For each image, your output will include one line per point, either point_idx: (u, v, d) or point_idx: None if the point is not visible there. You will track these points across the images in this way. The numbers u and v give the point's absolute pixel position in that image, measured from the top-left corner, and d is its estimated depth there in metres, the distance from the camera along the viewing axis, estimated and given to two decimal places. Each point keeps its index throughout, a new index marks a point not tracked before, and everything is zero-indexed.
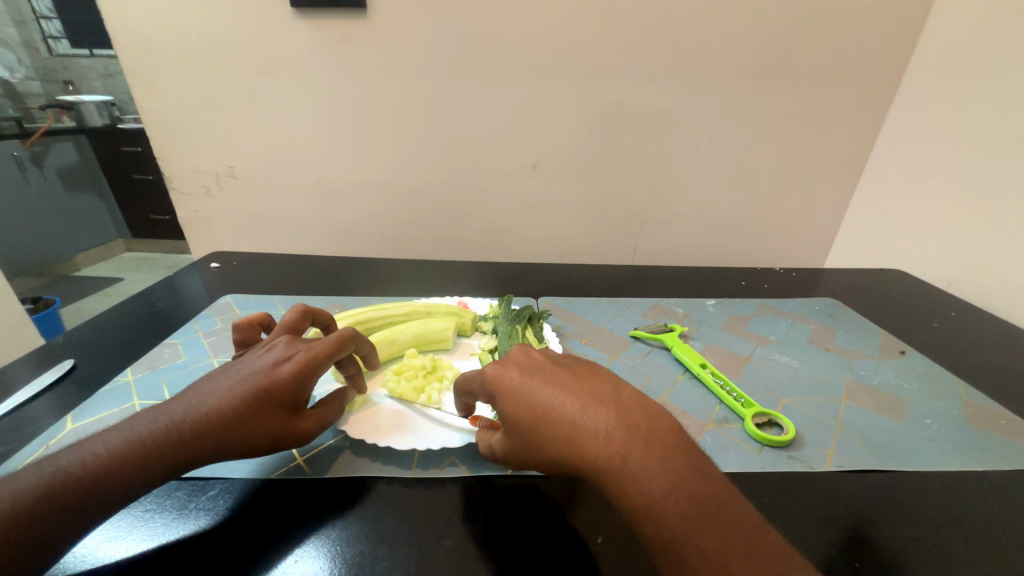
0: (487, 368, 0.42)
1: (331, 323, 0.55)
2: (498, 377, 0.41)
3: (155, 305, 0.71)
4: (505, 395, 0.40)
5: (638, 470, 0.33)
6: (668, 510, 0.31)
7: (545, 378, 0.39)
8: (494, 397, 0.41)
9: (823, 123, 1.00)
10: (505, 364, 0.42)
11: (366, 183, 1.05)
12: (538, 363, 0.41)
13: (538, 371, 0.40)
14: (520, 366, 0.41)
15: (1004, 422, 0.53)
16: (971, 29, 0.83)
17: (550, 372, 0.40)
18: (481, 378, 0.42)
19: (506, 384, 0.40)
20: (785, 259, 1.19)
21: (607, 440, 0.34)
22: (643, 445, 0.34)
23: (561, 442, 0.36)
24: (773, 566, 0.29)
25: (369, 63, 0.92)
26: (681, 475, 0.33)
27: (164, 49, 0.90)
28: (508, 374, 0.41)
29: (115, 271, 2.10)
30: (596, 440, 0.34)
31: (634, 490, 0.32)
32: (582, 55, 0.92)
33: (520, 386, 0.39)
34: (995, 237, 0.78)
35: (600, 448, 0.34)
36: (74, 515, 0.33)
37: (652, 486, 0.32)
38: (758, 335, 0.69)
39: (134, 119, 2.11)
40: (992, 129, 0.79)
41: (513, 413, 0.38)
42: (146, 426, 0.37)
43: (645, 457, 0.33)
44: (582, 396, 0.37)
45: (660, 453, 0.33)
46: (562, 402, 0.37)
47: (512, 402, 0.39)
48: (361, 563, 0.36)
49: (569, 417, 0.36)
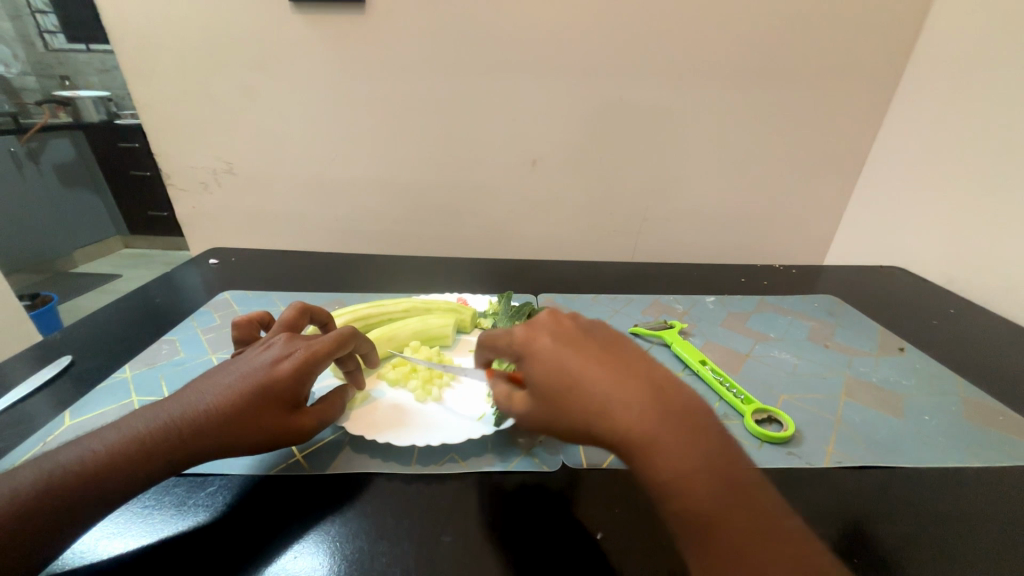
0: (517, 331, 0.42)
1: (329, 321, 0.55)
2: (528, 340, 0.41)
3: (152, 302, 0.71)
4: (536, 359, 0.39)
5: (668, 445, 0.33)
6: (695, 485, 0.32)
7: (577, 348, 0.39)
8: (523, 359, 0.40)
9: (824, 119, 1.00)
10: (535, 331, 0.41)
11: (365, 179, 1.04)
12: (568, 332, 0.41)
13: (569, 340, 0.40)
14: (551, 333, 0.41)
15: (1002, 418, 0.54)
16: (972, 26, 0.82)
17: (581, 342, 0.40)
18: (509, 340, 0.42)
19: (537, 349, 0.40)
20: (784, 257, 1.19)
21: (639, 413, 0.34)
22: (673, 423, 0.34)
23: (590, 411, 0.35)
24: (793, 543, 0.30)
25: (367, 58, 0.91)
26: (707, 453, 0.33)
27: (161, 44, 0.89)
28: (538, 340, 0.40)
29: (112, 269, 2.09)
30: (628, 412, 0.34)
31: (662, 462, 0.33)
32: (582, 51, 0.91)
33: (553, 352, 0.39)
34: (995, 235, 0.78)
35: (631, 420, 0.34)
36: (75, 511, 0.33)
37: (681, 461, 0.33)
38: (757, 332, 0.69)
39: (131, 115, 2.09)
40: (993, 127, 0.79)
41: (544, 379, 0.38)
42: (145, 424, 0.37)
43: (675, 433, 0.33)
44: (614, 370, 0.37)
45: (689, 430, 0.34)
46: (594, 374, 0.37)
47: (544, 367, 0.38)
48: (360, 559, 0.36)
49: (602, 390, 0.36)
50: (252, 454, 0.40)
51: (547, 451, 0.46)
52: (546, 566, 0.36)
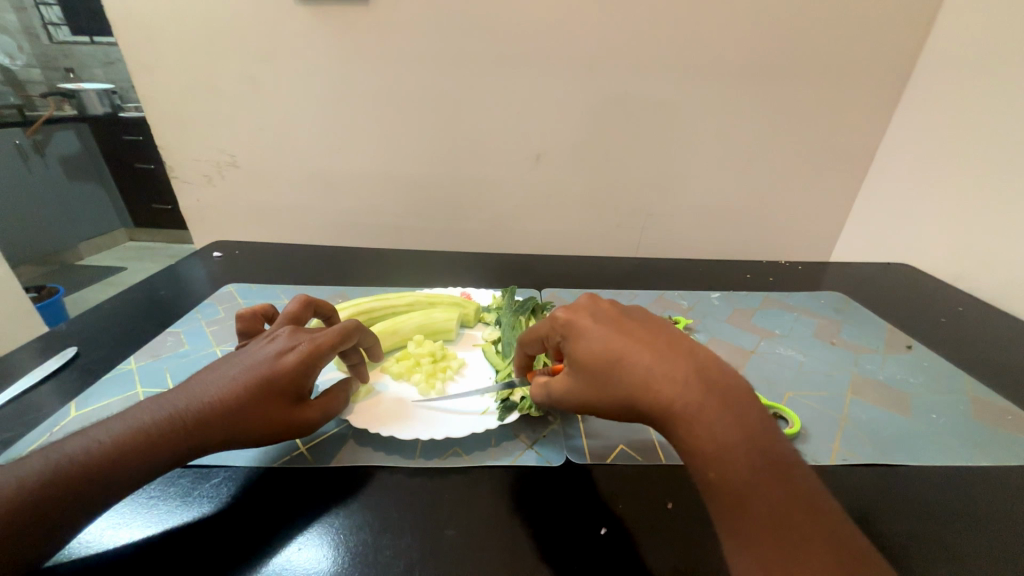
0: (560, 311, 0.43)
1: (333, 315, 0.54)
2: (571, 321, 0.41)
3: (156, 294, 0.71)
4: (579, 339, 0.40)
5: (710, 418, 0.34)
6: (734, 458, 0.32)
7: (619, 328, 0.40)
8: (567, 338, 0.41)
9: (832, 114, 0.98)
10: (578, 311, 0.42)
11: (367, 173, 1.04)
12: (609, 313, 0.42)
13: (611, 321, 0.41)
14: (594, 313, 0.41)
15: (1011, 417, 0.53)
16: (985, 18, 0.81)
17: (623, 322, 0.40)
18: (552, 321, 0.43)
19: (581, 328, 0.40)
20: (790, 253, 1.18)
21: (682, 388, 0.35)
22: (714, 399, 0.34)
23: (634, 387, 0.36)
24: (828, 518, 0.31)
25: (370, 50, 0.90)
26: (748, 426, 0.34)
27: (163, 35, 0.89)
28: (582, 319, 0.41)
29: (117, 261, 2.10)
30: (671, 387, 0.35)
31: (705, 434, 0.33)
32: (587, 44, 0.90)
33: (595, 332, 0.40)
34: (1004, 232, 0.77)
35: (674, 394, 0.35)
36: (81, 502, 0.33)
37: (723, 434, 0.33)
38: (762, 329, 0.69)
39: (135, 108, 2.09)
40: (1004, 122, 0.77)
41: (587, 356, 0.39)
42: (151, 414, 0.37)
43: (717, 408, 0.34)
44: (657, 348, 0.38)
45: (731, 406, 0.34)
46: (637, 352, 0.37)
47: (588, 345, 0.39)
48: (363, 552, 0.36)
49: (645, 366, 0.36)
50: (256, 446, 0.41)
51: (551, 446, 0.46)
52: (548, 560, 0.36)
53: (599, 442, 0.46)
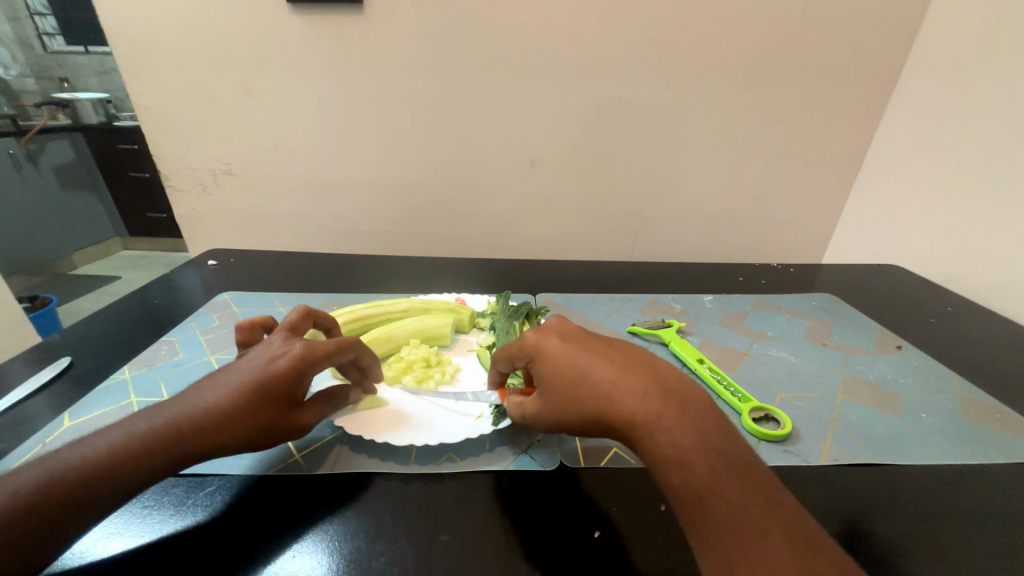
0: (528, 334, 0.43)
1: (333, 327, 0.54)
2: (538, 344, 0.42)
3: (151, 303, 0.71)
4: (546, 360, 0.41)
5: (672, 426, 0.35)
6: (696, 461, 0.33)
7: (584, 346, 0.41)
8: (535, 360, 0.42)
9: (821, 118, 1.00)
10: (546, 332, 0.43)
11: (363, 180, 1.04)
12: (575, 334, 0.43)
13: (577, 340, 0.42)
14: (561, 333, 0.42)
15: (999, 416, 0.54)
16: (970, 24, 0.82)
17: (588, 341, 0.41)
18: (519, 345, 0.43)
19: (548, 349, 0.41)
20: (783, 256, 1.19)
21: (644, 398, 0.36)
22: (676, 407, 0.35)
23: (599, 402, 0.37)
24: (790, 520, 0.31)
25: (365, 59, 0.91)
26: (709, 433, 0.34)
27: (159, 45, 0.89)
28: (550, 340, 0.42)
29: (110, 270, 2.09)
30: (634, 397, 0.36)
31: (665, 443, 0.34)
32: (581, 51, 0.91)
33: (561, 352, 0.40)
34: (993, 233, 0.78)
35: (637, 405, 0.36)
36: (69, 516, 0.33)
37: (684, 440, 0.34)
38: (755, 331, 0.69)
39: (130, 116, 2.11)
40: (990, 126, 0.79)
41: (553, 375, 0.40)
42: (147, 421, 0.38)
43: (678, 415, 0.35)
44: (620, 363, 0.39)
45: (691, 413, 0.35)
46: (600, 367, 0.38)
47: (555, 365, 0.40)
48: (359, 559, 0.36)
49: (608, 379, 0.37)
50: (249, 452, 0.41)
51: (545, 450, 0.46)
52: (542, 565, 0.36)
53: (593, 446, 0.47)
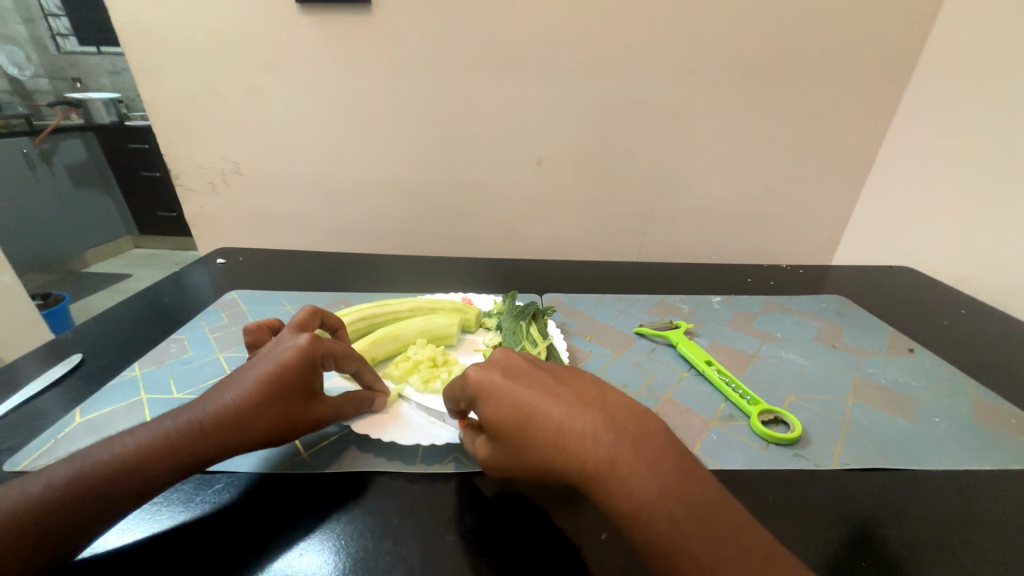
0: (466, 370, 0.41)
1: (340, 328, 0.54)
2: (479, 380, 0.39)
3: (162, 301, 0.72)
4: (487, 400, 0.39)
5: (628, 473, 0.32)
6: (658, 513, 0.31)
7: (528, 382, 0.38)
8: (476, 400, 0.40)
9: (832, 117, 0.99)
10: (486, 366, 0.41)
11: (370, 178, 1.05)
12: (520, 366, 0.41)
13: (520, 375, 0.39)
14: (501, 367, 0.40)
15: (1014, 420, 0.53)
16: (986, 22, 0.81)
17: (532, 375, 0.39)
18: (460, 381, 0.41)
19: (487, 388, 0.39)
20: (792, 257, 1.18)
21: (595, 442, 0.34)
22: (631, 449, 0.33)
23: (546, 447, 0.35)
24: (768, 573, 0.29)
25: (372, 58, 0.91)
26: (669, 477, 0.32)
27: (169, 44, 0.90)
28: (489, 376, 0.39)
29: (122, 268, 2.11)
30: (583, 442, 0.34)
31: (625, 495, 0.32)
32: (588, 49, 0.91)
33: (503, 390, 0.38)
34: (1007, 234, 0.77)
35: (587, 451, 0.34)
36: (79, 522, 0.33)
37: (641, 490, 0.32)
38: (764, 332, 0.69)
39: (141, 116, 2.14)
40: (1004, 125, 0.78)
41: (495, 418, 0.37)
42: (170, 421, 0.38)
43: (633, 458, 0.33)
44: (568, 401, 0.36)
45: (648, 456, 0.33)
46: (547, 406, 0.36)
47: (495, 406, 0.38)
48: (366, 557, 0.36)
49: (556, 421, 0.35)
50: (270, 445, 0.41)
51: None
52: (547, 566, 0.36)
53: None
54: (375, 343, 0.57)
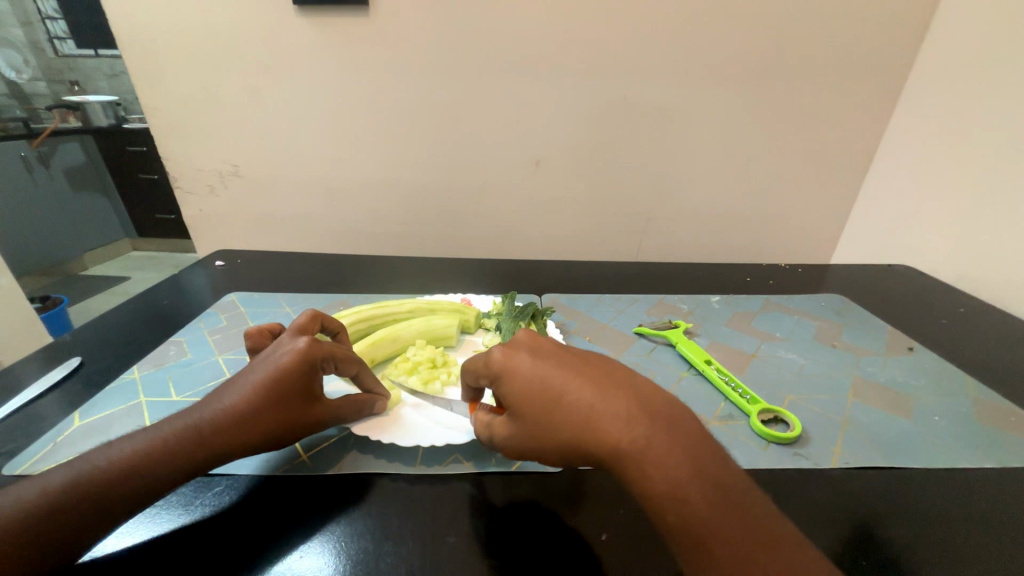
0: (494, 350, 0.41)
1: (340, 332, 0.53)
2: (507, 360, 0.40)
3: (160, 303, 0.72)
4: (517, 379, 0.39)
5: (660, 454, 0.32)
6: (691, 493, 0.31)
7: (558, 363, 0.39)
8: (504, 379, 0.40)
9: (829, 116, 0.99)
10: (515, 347, 0.41)
11: (368, 180, 1.05)
12: (548, 348, 0.41)
13: (549, 356, 0.40)
14: (530, 348, 0.40)
15: (1013, 418, 0.53)
16: (982, 21, 0.81)
17: (561, 357, 0.39)
18: (487, 360, 0.42)
19: (517, 367, 0.39)
20: (791, 256, 1.18)
21: (628, 423, 0.34)
22: (663, 431, 0.33)
23: (577, 425, 0.35)
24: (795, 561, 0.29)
25: (370, 59, 0.91)
26: (699, 460, 0.33)
27: (167, 47, 0.90)
28: (518, 356, 0.40)
29: (121, 271, 2.11)
30: (614, 422, 0.34)
31: (657, 474, 0.32)
32: (586, 50, 0.91)
33: (533, 370, 0.39)
34: (1005, 232, 0.77)
35: (619, 431, 0.34)
36: (78, 527, 0.33)
37: (673, 471, 0.32)
38: (763, 332, 0.69)
39: (139, 118, 2.14)
40: (1001, 123, 0.78)
41: (525, 396, 0.38)
42: (170, 425, 0.38)
43: (666, 440, 0.33)
44: (598, 382, 0.37)
45: (679, 438, 0.33)
46: (578, 387, 0.36)
47: (525, 383, 0.38)
48: (366, 559, 0.36)
49: (586, 402, 0.36)
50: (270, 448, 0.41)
51: None
52: (548, 567, 0.36)
53: None
54: (374, 345, 0.57)
